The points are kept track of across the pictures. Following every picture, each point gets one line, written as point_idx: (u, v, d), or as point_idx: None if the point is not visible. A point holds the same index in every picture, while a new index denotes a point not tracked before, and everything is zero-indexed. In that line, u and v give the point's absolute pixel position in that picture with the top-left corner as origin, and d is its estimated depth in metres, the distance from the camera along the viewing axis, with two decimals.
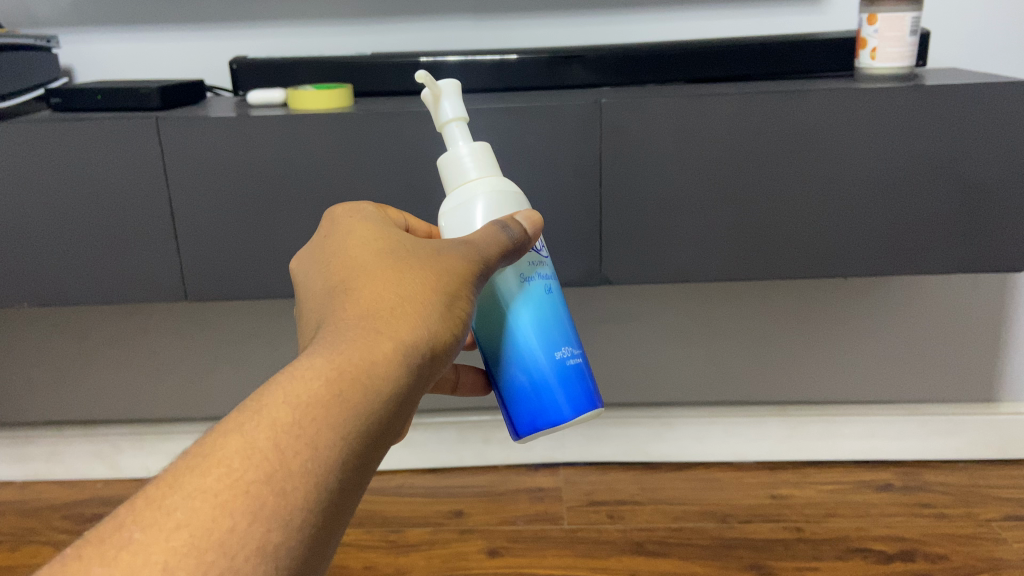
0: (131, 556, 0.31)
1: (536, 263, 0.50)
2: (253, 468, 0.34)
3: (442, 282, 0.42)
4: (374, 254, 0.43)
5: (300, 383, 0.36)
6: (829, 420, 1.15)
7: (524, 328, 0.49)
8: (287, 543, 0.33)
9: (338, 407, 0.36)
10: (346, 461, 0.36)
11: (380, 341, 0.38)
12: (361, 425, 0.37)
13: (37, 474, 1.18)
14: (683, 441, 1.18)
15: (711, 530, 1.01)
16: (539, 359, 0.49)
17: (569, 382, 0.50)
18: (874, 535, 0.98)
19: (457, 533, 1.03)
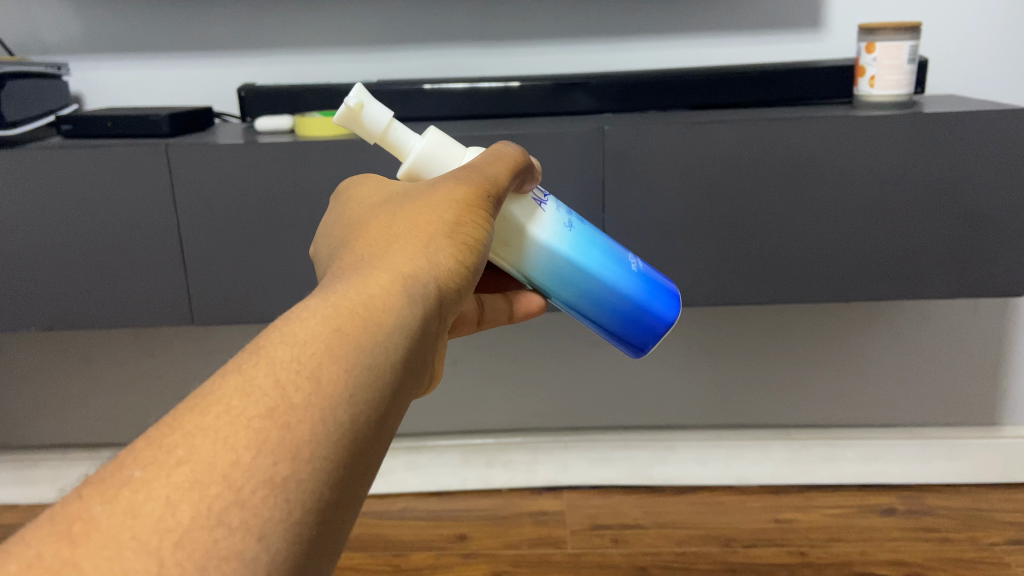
0: (132, 493, 0.26)
1: (553, 202, 0.53)
2: (254, 404, 0.30)
3: (441, 213, 0.42)
4: (372, 218, 0.44)
5: (297, 324, 0.33)
6: (831, 443, 1.16)
7: (603, 273, 0.54)
8: (297, 475, 0.29)
9: (338, 335, 0.33)
10: (354, 395, 0.32)
11: (375, 277, 0.37)
12: (369, 349, 0.34)
13: (41, 497, 1.18)
14: (686, 465, 1.18)
15: (716, 555, 1.01)
16: (628, 291, 0.55)
17: (654, 285, 0.56)
18: (878, 560, 0.98)
19: (461, 557, 1.03)
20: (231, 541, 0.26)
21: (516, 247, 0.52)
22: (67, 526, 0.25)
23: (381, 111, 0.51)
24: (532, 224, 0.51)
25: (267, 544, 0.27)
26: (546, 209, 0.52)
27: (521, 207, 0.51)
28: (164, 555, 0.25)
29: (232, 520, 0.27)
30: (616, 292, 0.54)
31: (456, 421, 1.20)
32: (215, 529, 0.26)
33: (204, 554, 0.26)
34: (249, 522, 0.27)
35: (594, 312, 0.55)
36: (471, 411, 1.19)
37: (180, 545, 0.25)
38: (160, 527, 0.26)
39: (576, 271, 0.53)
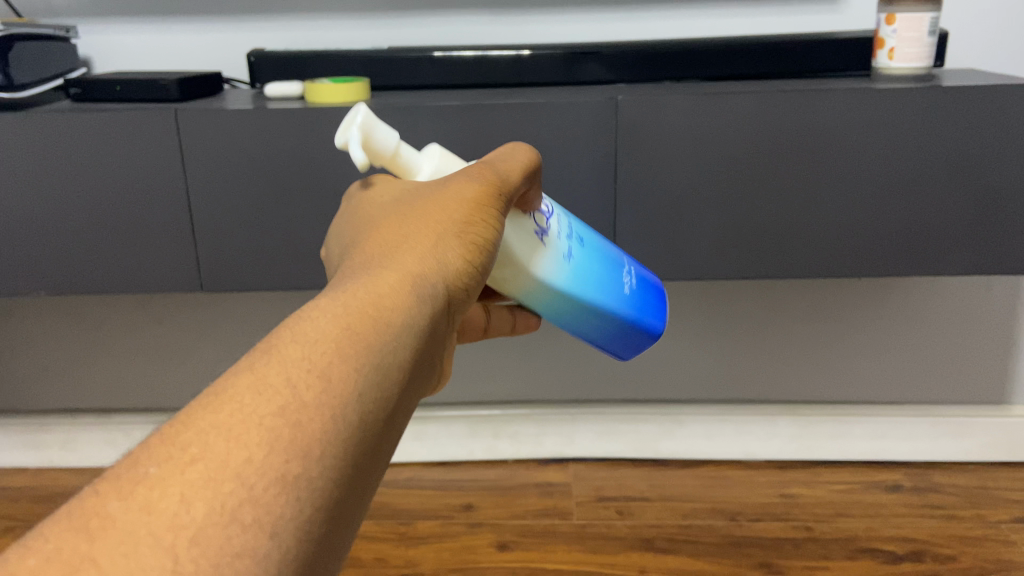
0: (147, 490, 0.26)
1: (554, 228, 0.51)
2: (266, 402, 0.29)
3: (450, 213, 0.41)
4: (382, 217, 0.44)
5: (307, 322, 0.33)
6: (839, 420, 1.15)
7: (601, 300, 0.53)
8: (309, 473, 0.28)
9: (350, 334, 0.33)
10: (363, 395, 0.32)
11: (383, 279, 0.37)
12: (378, 349, 0.33)
13: (50, 461, 1.19)
14: (692, 439, 1.18)
15: (720, 528, 1.01)
16: (623, 314, 0.55)
17: (643, 302, 0.57)
18: (883, 536, 0.98)
19: (467, 526, 1.04)
20: (245, 539, 0.26)
21: (518, 279, 0.50)
22: (83, 521, 0.25)
23: (388, 133, 0.49)
24: (535, 257, 0.49)
25: (279, 541, 0.27)
26: (550, 243, 0.50)
27: (528, 239, 0.49)
28: (179, 552, 0.24)
29: (246, 517, 0.26)
30: (611, 317, 0.54)
31: (463, 392, 1.20)
32: (228, 527, 0.26)
33: (217, 551, 0.25)
34: (262, 519, 0.26)
35: (590, 335, 0.55)
36: (478, 382, 1.19)
37: (195, 542, 0.25)
38: (175, 523, 0.25)
39: (576, 303, 0.52)
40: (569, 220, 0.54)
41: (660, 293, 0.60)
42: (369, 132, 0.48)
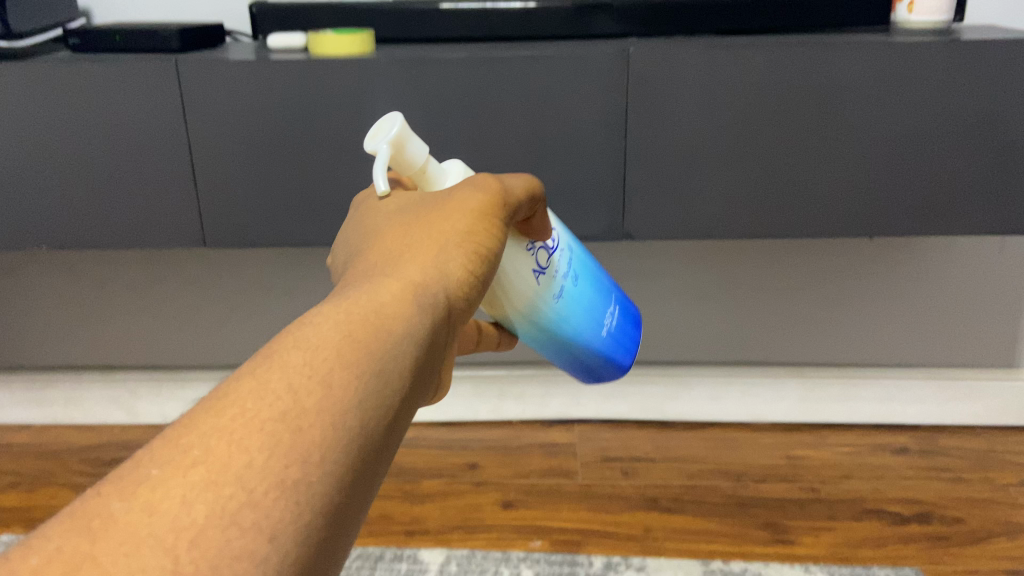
0: (149, 492, 0.25)
1: (554, 264, 0.50)
2: (268, 406, 0.28)
3: (456, 218, 0.39)
4: (387, 223, 0.41)
5: (311, 327, 0.32)
6: (847, 382, 1.14)
7: (577, 339, 0.53)
8: (310, 478, 0.27)
9: (355, 341, 0.31)
10: (369, 400, 0.30)
11: (387, 287, 0.35)
12: (383, 357, 0.32)
13: (55, 418, 1.19)
14: (698, 401, 1.17)
15: (726, 489, 1.01)
16: (594, 353, 0.54)
17: (619, 342, 0.56)
18: (889, 497, 0.98)
19: (471, 485, 1.04)
20: (244, 542, 0.25)
21: (503, 306, 0.49)
22: (86, 521, 0.24)
23: (420, 149, 0.46)
24: (525, 290, 0.48)
25: (278, 546, 0.25)
26: (545, 280, 0.49)
27: (523, 273, 0.48)
28: (179, 554, 0.23)
29: (245, 522, 0.25)
30: (583, 353, 0.54)
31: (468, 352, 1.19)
32: (227, 530, 0.25)
33: (216, 554, 0.24)
34: (261, 522, 0.25)
35: (558, 362, 0.55)
36: None
37: (194, 545, 0.24)
38: (176, 525, 0.24)
39: (552, 337, 0.52)
40: (569, 244, 0.52)
41: (637, 327, 0.59)
42: (401, 145, 0.45)
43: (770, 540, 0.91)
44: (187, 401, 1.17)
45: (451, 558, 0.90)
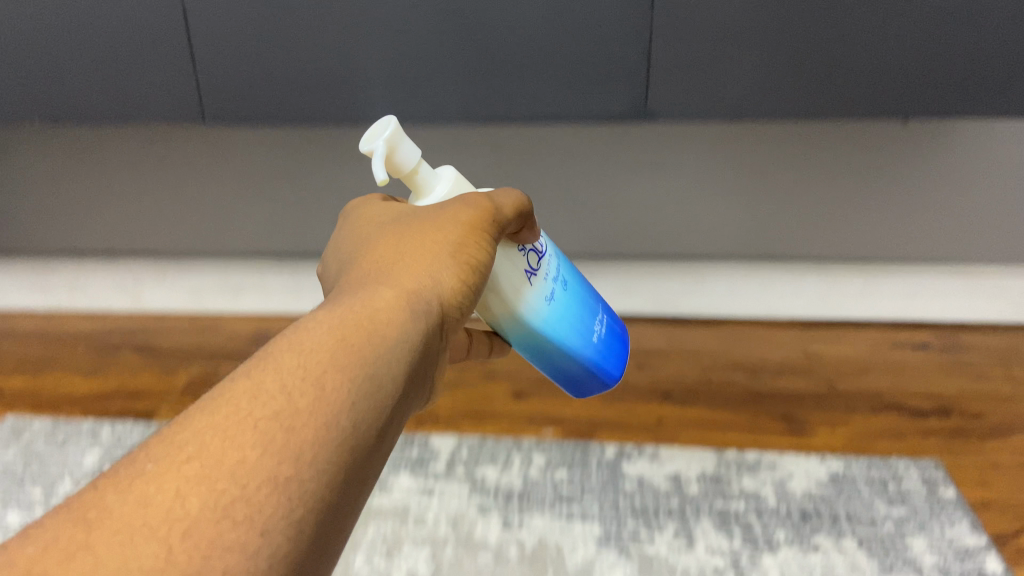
0: (144, 485, 0.27)
1: (543, 267, 0.50)
2: (261, 407, 0.30)
3: (445, 231, 0.43)
4: (379, 237, 0.45)
5: (305, 332, 0.35)
6: (869, 278, 1.10)
7: (569, 343, 0.51)
8: (301, 476, 0.29)
9: (345, 347, 0.34)
10: (359, 402, 0.33)
11: (378, 296, 0.38)
12: (371, 363, 0.34)
13: (59, 304, 1.19)
14: (715, 296, 1.14)
15: (741, 382, 0.99)
16: (587, 359, 0.53)
17: (609, 349, 0.55)
18: (906, 391, 0.96)
19: (482, 377, 1.02)
20: (236, 534, 0.27)
21: (498, 310, 0.48)
22: (83, 513, 0.27)
23: (410, 153, 0.48)
24: (518, 291, 0.48)
25: (270, 538, 0.27)
26: (535, 280, 0.49)
27: (514, 274, 0.48)
28: (172, 543, 0.26)
29: (237, 514, 0.27)
30: (576, 359, 0.52)
31: None
32: (220, 522, 0.27)
33: (208, 543, 0.26)
34: (253, 515, 0.27)
35: (551, 371, 0.53)
36: None
37: (187, 534, 0.26)
38: (170, 516, 0.26)
39: (545, 342, 0.50)
40: (556, 251, 0.53)
41: (625, 341, 0.58)
42: (392, 146, 0.47)
43: (786, 432, 0.90)
44: (190, 288, 1.16)
45: (463, 445, 0.89)
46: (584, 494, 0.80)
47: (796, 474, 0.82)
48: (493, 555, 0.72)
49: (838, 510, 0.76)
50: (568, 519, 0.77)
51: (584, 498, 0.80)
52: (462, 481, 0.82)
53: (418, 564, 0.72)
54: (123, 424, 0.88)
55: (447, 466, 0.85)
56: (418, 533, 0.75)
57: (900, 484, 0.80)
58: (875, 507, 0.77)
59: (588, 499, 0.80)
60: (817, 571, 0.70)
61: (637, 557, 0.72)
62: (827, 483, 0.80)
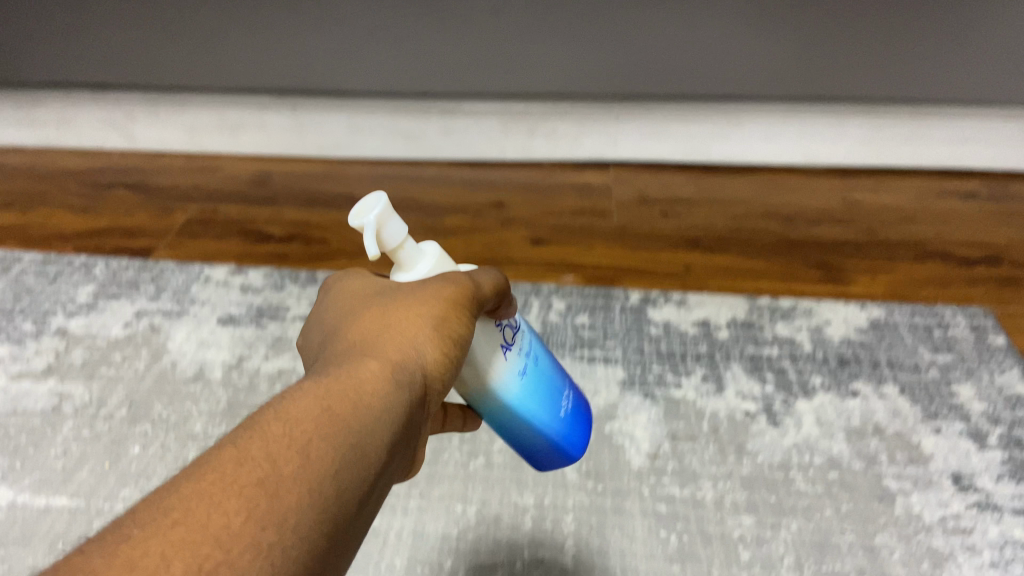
0: (130, 547, 0.23)
1: (519, 339, 0.41)
2: (248, 472, 0.26)
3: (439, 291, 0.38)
4: (365, 294, 0.40)
5: (292, 399, 0.30)
6: (918, 124, 1.02)
7: (534, 424, 0.42)
8: (284, 543, 0.25)
9: (332, 418, 0.30)
10: (346, 479, 0.29)
11: (364, 364, 0.34)
12: (359, 440, 0.30)
13: (50, 141, 1.15)
14: (749, 142, 1.07)
15: (776, 230, 0.93)
16: (550, 439, 0.44)
17: (576, 428, 0.46)
18: (952, 241, 0.90)
19: (499, 223, 0.96)
20: None
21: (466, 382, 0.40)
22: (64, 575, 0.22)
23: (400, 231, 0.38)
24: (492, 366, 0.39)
25: None
26: (511, 352, 0.40)
27: (490, 348, 0.39)
28: None
29: None
30: (540, 436, 0.43)
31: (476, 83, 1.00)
32: None
33: None
34: None
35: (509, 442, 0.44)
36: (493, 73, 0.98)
37: None
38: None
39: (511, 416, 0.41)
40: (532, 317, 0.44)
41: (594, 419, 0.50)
42: (379, 227, 0.37)
43: (823, 279, 0.84)
44: (185, 126, 1.11)
45: None
46: (608, 339, 0.75)
47: (834, 321, 0.76)
48: None
49: (879, 356, 0.72)
50: (589, 363, 0.72)
51: (607, 342, 0.75)
52: None
53: None
54: (118, 261, 0.83)
55: None
56: None
57: (946, 332, 0.74)
58: (919, 354, 0.72)
59: (612, 343, 0.74)
60: (855, 416, 0.65)
61: (663, 400, 0.68)
62: (867, 330, 0.75)
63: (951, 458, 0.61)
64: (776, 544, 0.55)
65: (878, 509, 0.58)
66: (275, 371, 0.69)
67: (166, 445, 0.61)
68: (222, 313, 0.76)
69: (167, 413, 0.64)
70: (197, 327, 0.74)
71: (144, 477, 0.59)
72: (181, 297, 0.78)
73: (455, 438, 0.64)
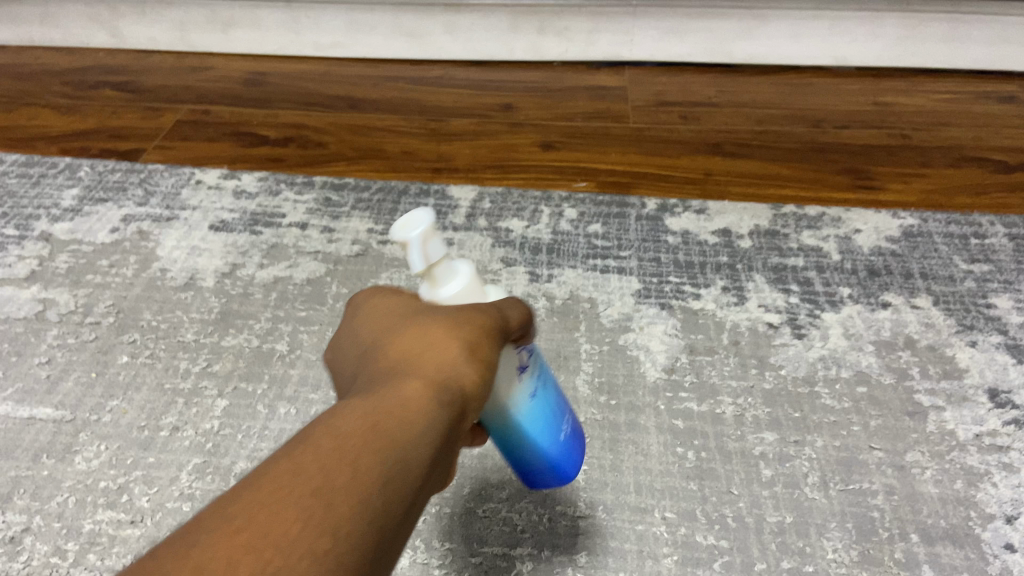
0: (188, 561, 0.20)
1: (532, 359, 0.37)
2: (302, 484, 0.23)
3: (482, 311, 0.34)
4: (401, 306, 0.35)
5: (338, 414, 0.27)
6: (958, 20, 0.94)
7: (538, 444, 0.38)
8: (338, 558, 0.22)
9: (377, 435, 0.26)
10: (399, 499, 0.25)
11: (408, 380, 0.29)
12: (412, 453, 0.26)
13: (33, 40, 1.08)
14: (774, 41, 1.00)
15: (802, 135, 0.87)
16: (550, 462, 0.40)
17: (575, 457, 0.42)
18: (991, 147, 0.84)
19: (506, 126, 0.90)
20: None
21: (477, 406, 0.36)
22: None
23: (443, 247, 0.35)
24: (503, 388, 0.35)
25: None
26: (525, 370, 0.36)
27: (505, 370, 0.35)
28: None
29: None
30: (541, 456, 0.39)
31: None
32: None
33: None
34: None
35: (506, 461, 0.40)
36: None
37: None
38: None
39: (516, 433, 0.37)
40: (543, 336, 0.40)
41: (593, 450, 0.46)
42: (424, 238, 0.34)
43: (852, 187, 0.79)
44: (175, 23, 1.04)
45: (485, 196, 0.77)
46: (623, 248, 0.71)
47: (864, 230, 0.72)
48: None
49: (912, 267, 0.67)
50: (602, 273, 0.68)
51: (622, 252, 0.70)
52: (485, 233, 0.72)
53: None
54: (104, 164, 0.79)
55: (467, 218, 0.74)
56: None
57: (984, 242, 0.70)
58: (954, 265, 0.67)
59: (627, 253, 0.70)
60: (886, 328, 0.62)
61: (681, 312, 0.64)
62: (899, 239, 0.70)
63: (987, 373, 0.58)
64: (799, 462, 0.52)
65: (908, 426, 0.54)
66: (269, 280, 0.65)
67: (155, 355, 0.59)
68: (214, 218, 0.72)
69: (156, 322, 0.61)
70: (187, 232, 0.70)
71: (132, 388, 0.56)
72: (171, 201, 0.74)
73: None
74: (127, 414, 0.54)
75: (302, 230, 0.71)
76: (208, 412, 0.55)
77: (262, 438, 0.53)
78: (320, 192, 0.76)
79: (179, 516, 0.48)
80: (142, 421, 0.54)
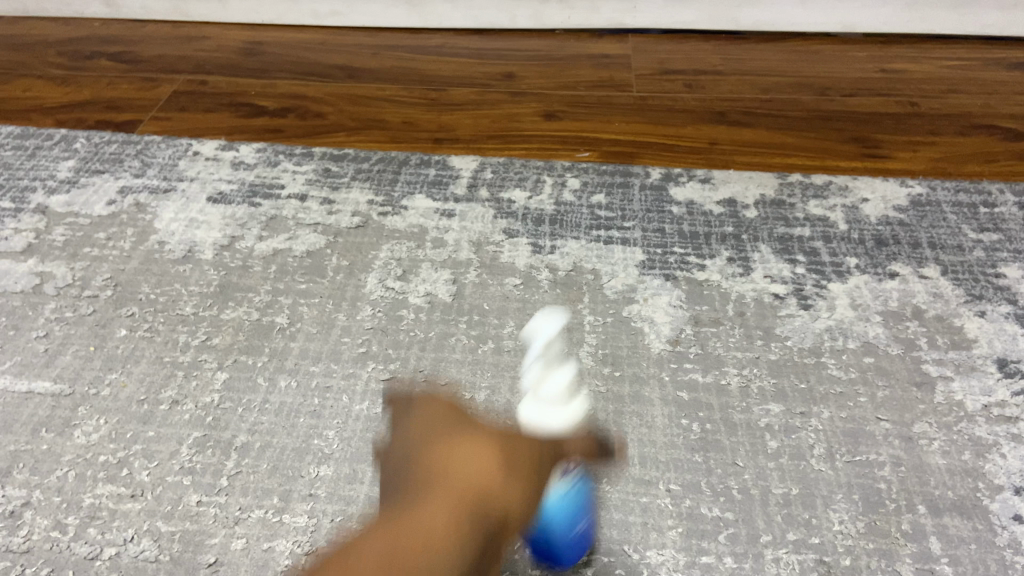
0: None
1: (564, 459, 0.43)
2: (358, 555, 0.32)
3: (526, 453, 0.43)
4: (453, 438, 0.45)
5: (395, 534, 0.36)
6: None
7: (541, 512, 0.43)
8: None
9: (419, 547, 0.36)
10: None
11: (454, 500, 0.39)
12: (448, 565, 0.36)
13: (27, 10, 1.06)
14: (780, 7, 0.98)
15: (808, 104, 0.86)
16: (550, 534, 0.44)
17: (577, 543, 0.45)
18: (1000, 114, 0.83)
19: (508, 96, 0.89)
20: None
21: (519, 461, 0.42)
22: None
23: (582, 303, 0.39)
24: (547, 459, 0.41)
25: None
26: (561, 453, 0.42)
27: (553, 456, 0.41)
28: None
29: None
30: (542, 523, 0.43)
31: None
32: None
33: None
34: None
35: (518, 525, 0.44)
36: None
37: None
38: None
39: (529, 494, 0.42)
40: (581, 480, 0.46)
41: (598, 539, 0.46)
42: None
43: (859, 155, 0.77)
44: None
45: (487, 166, 0.76)
46: (627, 218, 0.70)
47: (871, 199, 0.71)
48: (520, 281, 0.63)
49: (920, 236, 0.66)
50: (606, 244, 0.67)
51: (626, 222, 0.69)
52: (486, 203, 0.71)
53: (437, 287, 0.62)
54: (101, 135, 0.78)
55: (468, 188, 0.73)
56: (437, 256, 0.65)
57: (993, 210, 0.69)
58: (963, 234, 0.66)
59: (631, 224, 0.69)
60: (893, 298, 0.61)
61: (685, 283, 0.63)
62: (907, 208, 0.69)
63: (996, 343, 0.57)
64: (805, 433, 0.51)
65: (916, 397, 0.54)
66: (268, 252, 0.65)
67: (154, 328, 0.58)
68: (212, 190, 0.71)
69: (154, 294, 0.60)
70: (185, 204, 0.69)
71: (131, 361, 0.56)
72: (168, 172, 0.73)
73: (462, 323, 0.59)
74: (126, 387, 0.54)
75: (302, 201, 0.70)
76: (208, 385, 0.54)
77: (263, 411, 0.53)
78: (319, 163, 0.75)
79: (180, 490, 0.48)
80: (142, 395, 0.53)
